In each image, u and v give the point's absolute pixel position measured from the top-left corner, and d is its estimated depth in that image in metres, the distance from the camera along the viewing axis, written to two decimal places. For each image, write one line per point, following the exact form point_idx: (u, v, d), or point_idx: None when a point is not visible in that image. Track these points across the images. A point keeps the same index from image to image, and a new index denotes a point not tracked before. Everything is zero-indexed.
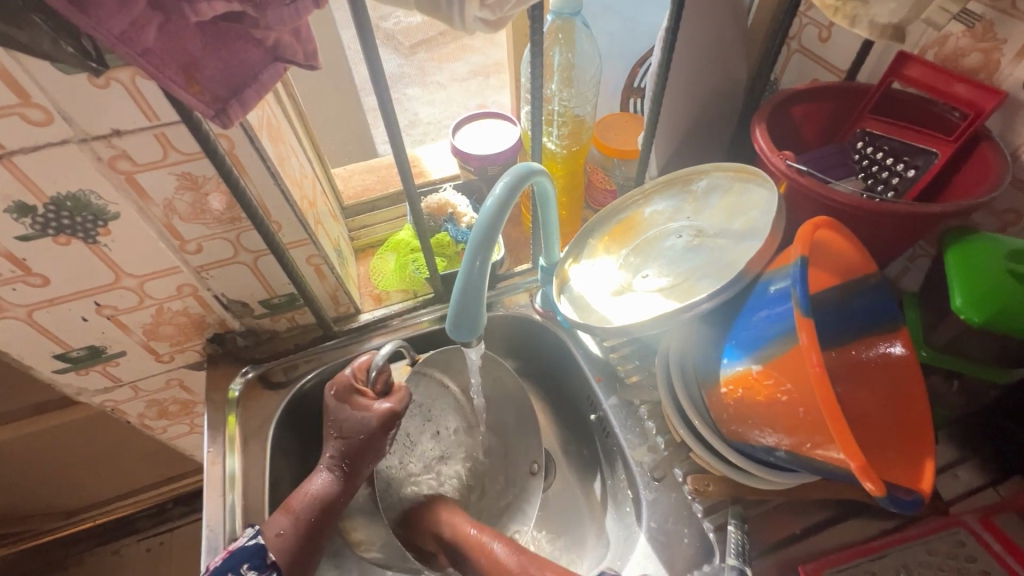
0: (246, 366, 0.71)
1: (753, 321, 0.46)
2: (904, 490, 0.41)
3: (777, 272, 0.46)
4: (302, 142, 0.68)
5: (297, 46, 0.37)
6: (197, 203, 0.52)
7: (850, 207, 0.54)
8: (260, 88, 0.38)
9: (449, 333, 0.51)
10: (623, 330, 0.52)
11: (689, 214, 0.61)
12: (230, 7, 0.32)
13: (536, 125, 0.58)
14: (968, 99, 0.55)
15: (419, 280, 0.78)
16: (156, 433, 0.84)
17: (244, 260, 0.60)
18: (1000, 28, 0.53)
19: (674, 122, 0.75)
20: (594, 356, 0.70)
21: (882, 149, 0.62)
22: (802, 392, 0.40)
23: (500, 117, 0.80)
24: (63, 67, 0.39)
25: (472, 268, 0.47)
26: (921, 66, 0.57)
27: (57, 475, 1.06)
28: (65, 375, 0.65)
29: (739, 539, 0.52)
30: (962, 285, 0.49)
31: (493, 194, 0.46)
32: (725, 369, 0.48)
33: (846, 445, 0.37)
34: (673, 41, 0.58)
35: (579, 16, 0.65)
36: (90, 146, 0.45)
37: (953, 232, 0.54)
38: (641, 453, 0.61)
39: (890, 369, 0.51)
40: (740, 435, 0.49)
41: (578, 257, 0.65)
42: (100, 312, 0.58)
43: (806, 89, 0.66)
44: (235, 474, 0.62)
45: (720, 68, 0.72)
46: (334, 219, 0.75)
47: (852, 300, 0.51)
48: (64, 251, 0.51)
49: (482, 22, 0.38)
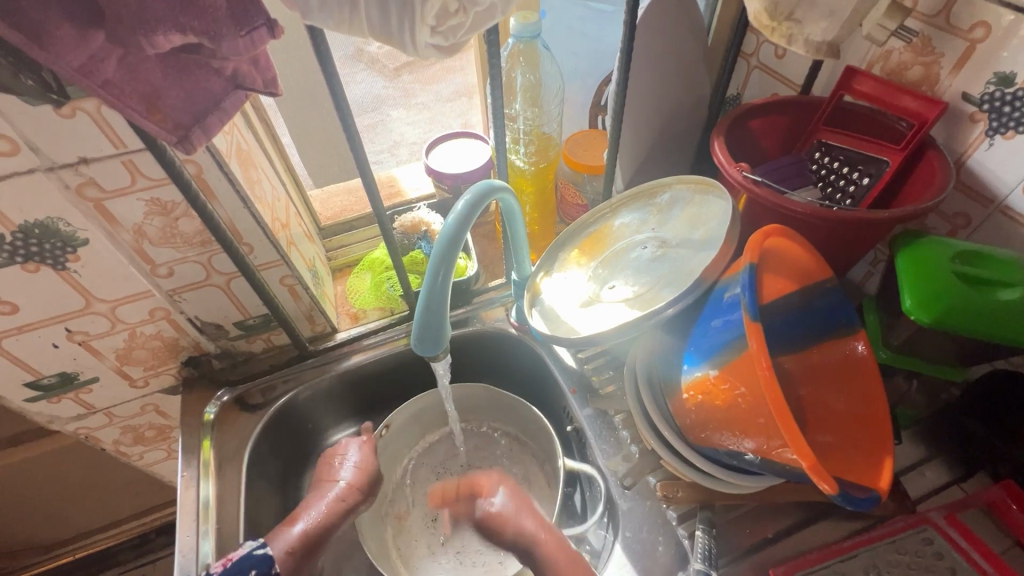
0: (223, 388, 0.71)
1: (709, 329, 0.47)
2: (860, 488, 0.43)
3: (731, 280, 0.48)
4: (275, 166, 0.69)
5: (256, 74, 0.39)
6: (167, 227, 0.53)
7: (804, 215, 0.56)
8: (222, 115, 0.39)
9: (414, 348, 0.52)
10: (591, 340, 0.53)
11: (654, 226, 0.63)
12: (186, 39, 0.33)
13: (501, 144, 0.59)
14: (913, 110, 0.57)
15: (395, 297, 0.79)
16: (133, 460, 0.83)
17: (216, 282, 0.61)
18: (938, 43, 0.56)
19: (640, 137, 0.77)
20: (570, 369, 0.70)
21: (838, 159, 0.64)
22: (755, 395, 0.42)
23: (472, 137, 0.82)
24: (28, 99, 0.40)
25: (434, 283, 0.48)
26: (867, 80, 0.60)
27: (34, 509, 1.03)
28: (37, 404, 0.65)
29: (707, 544, 0.53)
30: (911, 287, 0.50)
31: (454, 211, 0.47)
32: (686, 375, 0.49)
33: (798, 446, 0.38)
34: (629, 61, 0.60)
35: (540, 40, 0.67)
36: (57, 174, 0.46)
37: (903, 236, 0.56)
38: (616, 462, 0.62)
39: (849, 369, 0.52)
40: (705, 440, 0.49)
41: (549, 270, 0.66)
42: (71, 338, 0.59)
43: (765, 104, 0.68)
44: (209, 501, 0.62)
45: (682, 86, 0.75)
46: (310, 240, 0.76)
47: (810, 303, 0.52)
48: (34, 278, 0.51)
49: (435, 47, 0.39)
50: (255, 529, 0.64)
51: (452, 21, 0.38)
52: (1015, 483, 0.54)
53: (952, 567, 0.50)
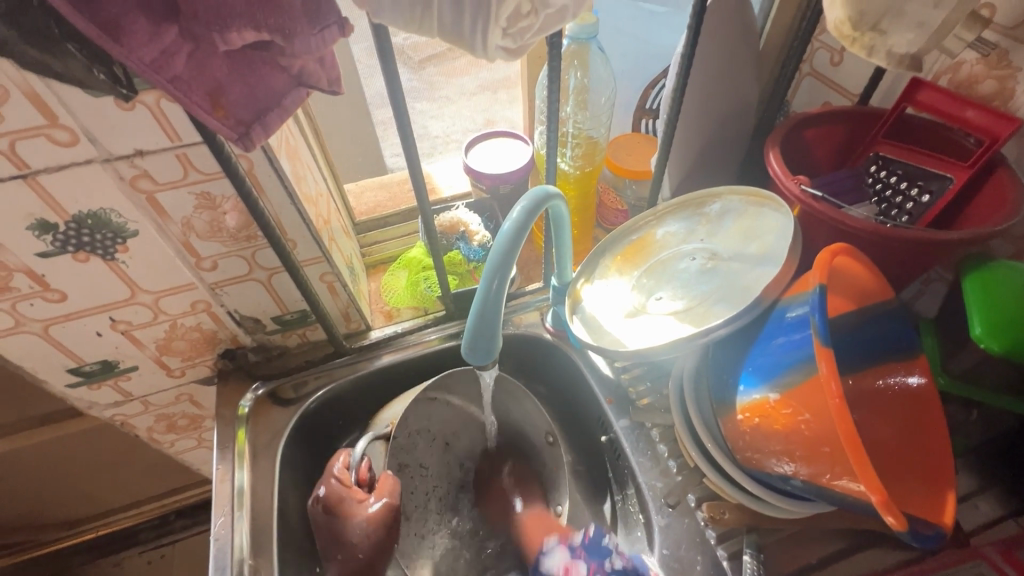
0: (257, 381, 0.71)
1: (770, 348, 0.46)
2: (925, 523, 0.41)
3: (794, 299, 0.46)
4: (317, 160, 0.68)
5: (321, 73, 0.38)
6: (215, 221, 0.53)
7: (864, 232, 0.53)
8: (283, 113, 0.38)
9: (464, 354, 0.51)
10: (638, 354, 0.52)
11: (703, 236, 0.61)
12: (259, 36, 0.32)
13: (552, 147, 0.57)
14: (984, 125, 0.55)
15: (431, 297, 0.78)
16: (164, 447, 0.84)
17: (258, 277, 0.60)
18: (1015, 56, 0.53)
19: (686, 143, 0.75)
20: (605, 378, 0.69)
21: (896, 173, 0.62)
22: (821, 421, 0.40)
23: (512, 136, 0.81)
24: (93, 91, 0.40)
25: (489, 290, 0.47)
26: (934, 92, 0.57)
27: (64, 485, 1.05)
28: (77, 390, 0.65)
29: (756, 569, 0.52)
30: (980, 314, 0.48)
31: (510, 218, 0.46)
32: (742, 396, 0.47)
33: (868, 480, 0.37)
34: (688, 65, 0.58)
35: (594, 40, 0.65)
36: (113, 166, 0.45)
37: (972, 258, 0.53)
38: (653, 478, 0.61)
39: (905, 398, 0.51)
40: (755, 463, 0.48)
41: (590, 277, 0.65)
42: (115, 327, 0.59)
43: (821, 113, 0.66)
44: (244, 488, 0.62)
45: (733, 91, 0.73)
46: (347, 236, 0.75)
47: (869, 326, 0.50)
48: (83, 267, 0.52)
49: (504, 50, 0.38)
50: (286, 524, 0.64)
51: (523, 23, 0.37)
52: None
53: None
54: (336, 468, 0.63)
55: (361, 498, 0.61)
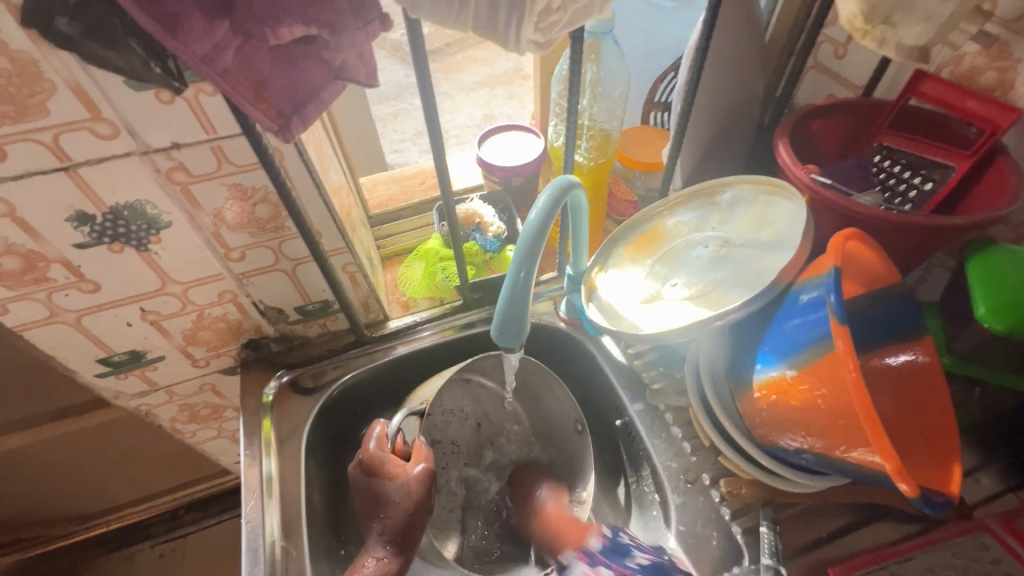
0: (280, 370, 0.72)
1: (785, 329, 0.48)
2: (934, 491, 0.43)
3: (809, 282, 0.48)
4: (338, 153, 0.70)
5: (360, 66, 0.39)
6: (245, 213, 0.54)
7: (871, 218, 0.55)
8: (320, 105, 0.40)
9: (493, 338, 0.53)
10: (656, 338, 0.54)
11: (715, 225, 0.63)
12: (307, 31, 0.34)
13: (570, 139, 0.59)
14: (985, 115, 0.57)
15: (447, 288, 0.80)
16: (185, 437, 0.85)
17: (283, 267, 0.62)
18: (1016, 48, 0.55)
19: (695, 135, 0.77)
20: (620, 364, 0.71)
21: (900, 163, 0.64)
22: (836, 396, 0.42)
23: (524, 129, 0.82)
24: (136, 85, 0.42)
25: (517, 279, 0.49)
26: (937, 83, 0.60)
27: (78, 479, 1.07)
28: (106, 379, 0.67)
29: (773, 539, 0.54)
30: (984, 295, 0.51)
31: (537, 206, 0.48)
32: (759, 374, 0.49)
33: (882, 448, 0.39)
34: (701, 59, 0.60)
35: (608, 34, 0.67)
36: (150, 158, 0.47)
37: (974, 243, 0.56)
38: (668, 458, 0.63)
39: (913, 375, 0.53)
40: (771, 439, 0.51)
41: (605, 266, 0.67)
42: (144, 317, 0.60)
43: (828, 104, 0.68)
44: (272, 477, 0.64)
45: (741, 84, 0.75)
46: (364, 228, 0.77)
47: (878, 308, 0.52)
48: (117, 258, 0.53)
49: (534, 44, 0.39)
50: (314, 508, 0.66)
51: (553, 18, 0.38)
52: None
53: (1009, 573, 0.51)
54: (373, 437, 0.63)
55: (401, 465, 0.61)
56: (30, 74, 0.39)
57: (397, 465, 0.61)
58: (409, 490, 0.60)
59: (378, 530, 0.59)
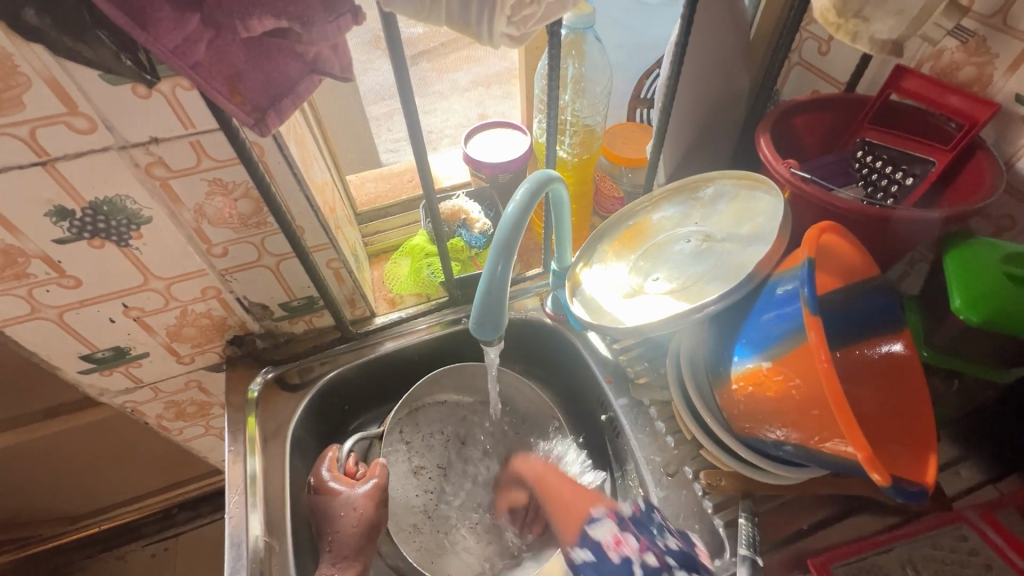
0: (266, 366, 0.72)
1: (761, 321, 0.48)
2: (908, 481, 0.43)
3: (785, 274, 0.48)
4: (322, 150, 0.70)
5: (334, 60, 0.40)
6: (226, 208, 0.54)
7: (851, 213, 0.56)
8: (296, 99, 0.40)
9: (472, 332, 0.54)
10: (637, 331, 0.54)
11: (698, 220, 0.63)
12: (278, 24, 0.34)
13: (552, 134, 0.59)
14: (964, 110, 0.57)
15: (434, 284, 0.80)
16: (172, 435, 0.85)
17: (267, 263, 0.62)
18: (992, 43, 0.56)
19: (680, 131, 0.77)
20: (605, 359, 0.72)
21: (881, 158, 0.64)
22: (809, 386, 0.42)
23: (510, 126, 0.83)
24: (111, 79, 0.42)
25: (495, 271, 0.49)
26: (917, 79, 0.60)
27: (68, 479, 1.06)
28: (90, 376, 0.67)
29: (750, 530, 0.54)
30: (960, 287, 0.51)
31: (515, 200, 0.48)
32: (736, 366, 0.50)
33: (853, 437, 0.39)
34: (682, 54, 0.61)
35: (591, 31, 0.68)
36: (129, 153, 0.47)
37: (953, 236, 0.56)
38: (651, 452, 0.63)
39: (891, 367, 0.53)
40: (750, 431, 0.51)
41: (589, 261, 0.67)
42: (127, 314, 0.60)
43: (810, 100, 0.68)
44: (256, 474, 0.64)
45: (726, 81, 0.75)
46: (350, 225, 0.77)
47: (858, 300, 0.52)
48: (98, 254, 0.53)
49: (508, 37, 0.40)
50: (299, 505, 0.66)
51: (526, 11, 0.38)
52: None
53: (987, 563, 0.51)
54: (325, 460, 0.67)
55: (348, 482, 0.64)
56: (4, 68, 0.39)
57: (345, 482, 0.65)
58: (353, 503, 0.63)
59: (327, 547, 0.62)
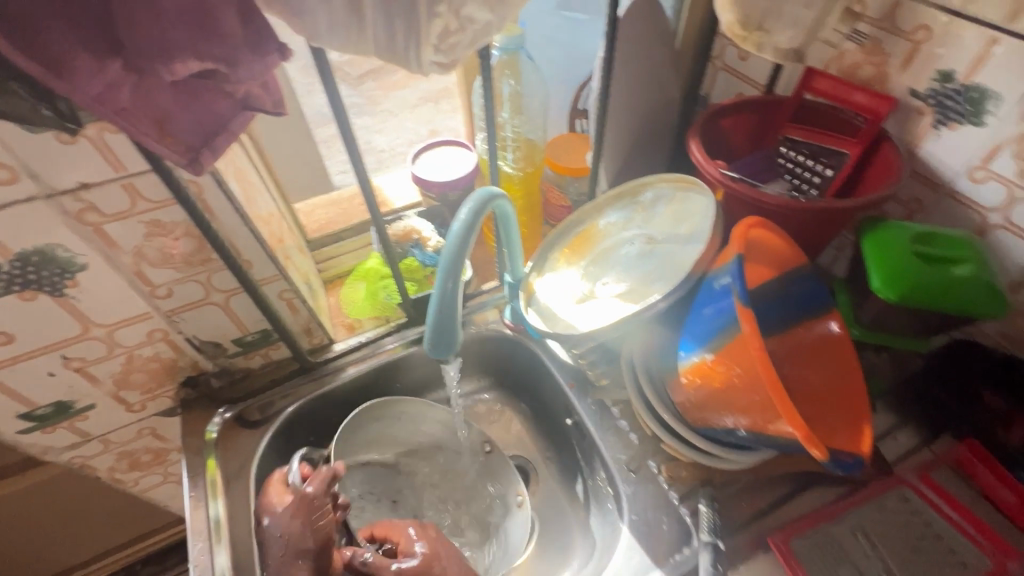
0: (223, 405, 0.70)
1: (702, 317, 0.51)
2: (845, 452, 0.47)
3: (719, 270, 0.51)
4: (266, 181, 0.69)
5: (266, 96, 0.40)
6: (166, 248, 0.53)
7: (777, 207, 0.59)
8: (230, 136, 0.40)
9: (427, 351, 0.54)
10: (591, 336, 0.56)
11: (640, 223, 0.66)
12: (203, 65, 0.34)
13: (493, 151, 0.61)
14: (867, 105, 0.62)
15: (391, 306, 0.80)
16: (128, 487, 0.82)
17: (215, 300, 0.61)
18: (886, 44, 0.61)
19: (619, 138, 0.81)
20: (565, 364, 0.73)
21: (803, 152, 0.69)
22: (749, 374, 0.45)
23: (456, 144, 0.84)
24: (31, 127, 0.41)
25: (445, 289, 0.50)
26: (826, 79, 0.65)
27: (15, 547, 0.99)
28: (31, 435, 0.63)
29: (711, 517, 0.57)
30: (878, 268, 0.56)
31: (458, 219, 0.49)
32: (684, 361, 0.52)
33: (791, 418, 0.42)
34: (609, 69, 0.64)
35: (523, 50, 0.70)
36: (57, 201, 0.45)
37: (869, 220, 0.61)
38: (617, 450, 0.65)
39: (827, 345, 0.56)
40: (704, 421, 0.53)
41: (541, 271, 0.69)
42: (68, 365, 0.58)
43: (734, 103, 0.72)
44: (220, 520, 0.62)
45: (656, 89, 0.79)
46: (301, 253, 0.76)
47: (789, 287, 0.56)
48: (30, 306, 0.51)
49: (437, 65, 0.41)
50: None
51: (452, 39, 0.40)
52: (977, 442, 0.60)
53: (927, 521, 0.56)
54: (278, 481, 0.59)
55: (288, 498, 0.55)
56: None
57: (282, 501, 0.56)
58: (285, 527, 0.53)
59: None
